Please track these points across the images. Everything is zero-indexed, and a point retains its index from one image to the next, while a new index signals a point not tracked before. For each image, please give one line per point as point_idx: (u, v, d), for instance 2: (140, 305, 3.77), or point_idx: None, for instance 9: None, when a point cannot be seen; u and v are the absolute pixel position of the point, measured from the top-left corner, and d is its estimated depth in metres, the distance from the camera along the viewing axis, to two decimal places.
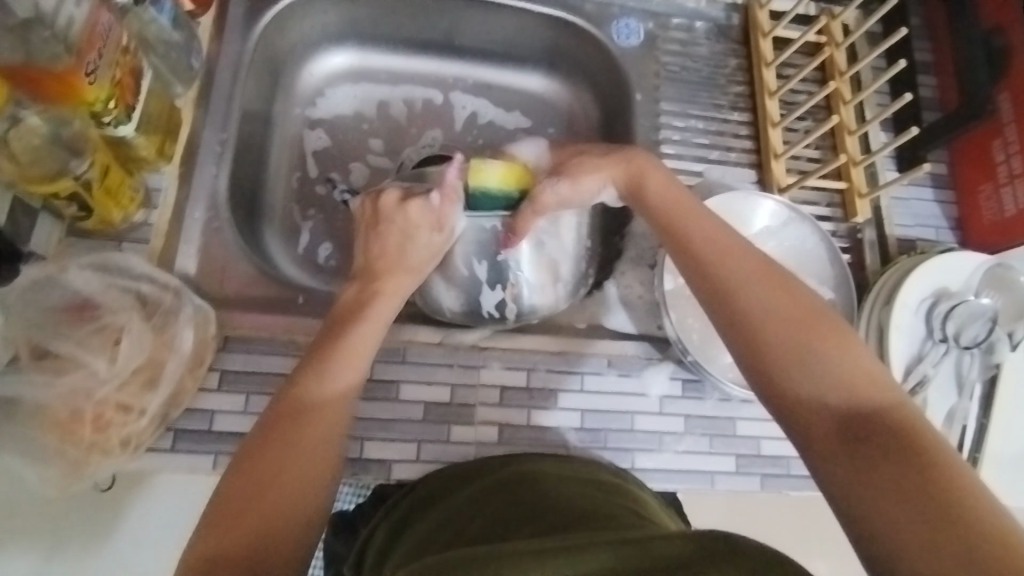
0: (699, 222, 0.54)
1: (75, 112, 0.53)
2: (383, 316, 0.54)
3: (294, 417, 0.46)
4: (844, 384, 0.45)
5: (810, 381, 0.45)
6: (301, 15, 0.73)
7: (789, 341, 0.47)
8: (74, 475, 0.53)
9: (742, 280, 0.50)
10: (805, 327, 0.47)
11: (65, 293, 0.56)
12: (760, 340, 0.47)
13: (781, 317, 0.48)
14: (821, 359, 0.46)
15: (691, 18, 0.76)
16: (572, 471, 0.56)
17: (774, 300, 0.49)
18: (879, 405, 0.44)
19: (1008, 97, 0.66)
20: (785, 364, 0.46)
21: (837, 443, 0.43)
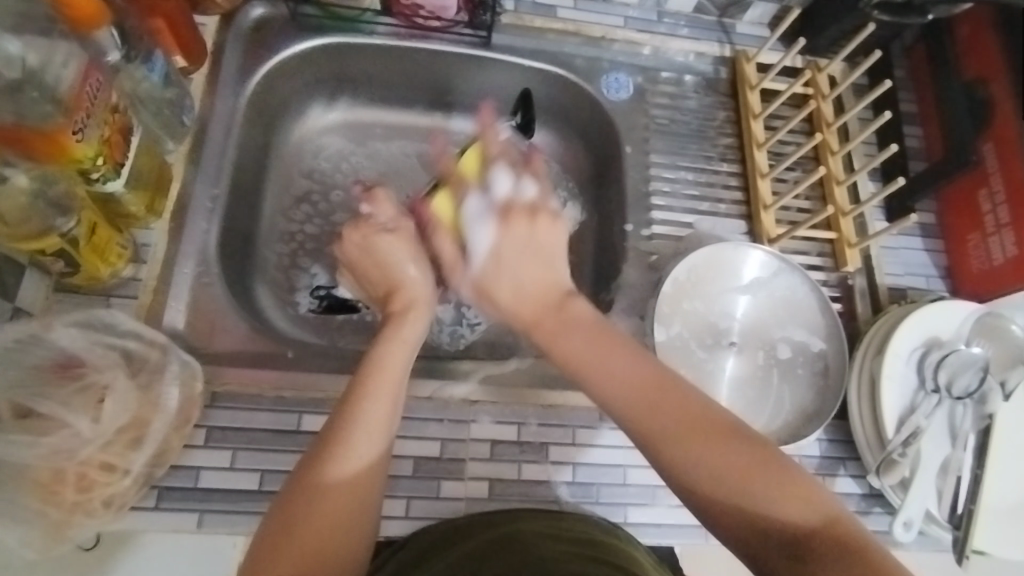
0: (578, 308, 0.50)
1: (63, 170, 0.53)
2: (411, 340, 0.53)
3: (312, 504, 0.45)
4: (727, 467, 0.44)
5: (708, 476, 0.44)
6: (295, 70, 0.74)
7: (682, 445, 0.45)
8: (56, 536, 0.52)
9: (627, 383, 0.47)
10: (703, 424, 0.45)
11: (50, 351, 0.55)
12: (669, 451, 0.45)
13: (655, 407, 0.46)
14: (704, 447, 0.45)
15: (679, 71, 0.77)
16: (565, 530, 0.55)
17: (624, 374, 0.47)
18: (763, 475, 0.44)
19: (993, 148, 0.67)
20: (682, 460, 0.45)
21: (761, 542, 0.43)
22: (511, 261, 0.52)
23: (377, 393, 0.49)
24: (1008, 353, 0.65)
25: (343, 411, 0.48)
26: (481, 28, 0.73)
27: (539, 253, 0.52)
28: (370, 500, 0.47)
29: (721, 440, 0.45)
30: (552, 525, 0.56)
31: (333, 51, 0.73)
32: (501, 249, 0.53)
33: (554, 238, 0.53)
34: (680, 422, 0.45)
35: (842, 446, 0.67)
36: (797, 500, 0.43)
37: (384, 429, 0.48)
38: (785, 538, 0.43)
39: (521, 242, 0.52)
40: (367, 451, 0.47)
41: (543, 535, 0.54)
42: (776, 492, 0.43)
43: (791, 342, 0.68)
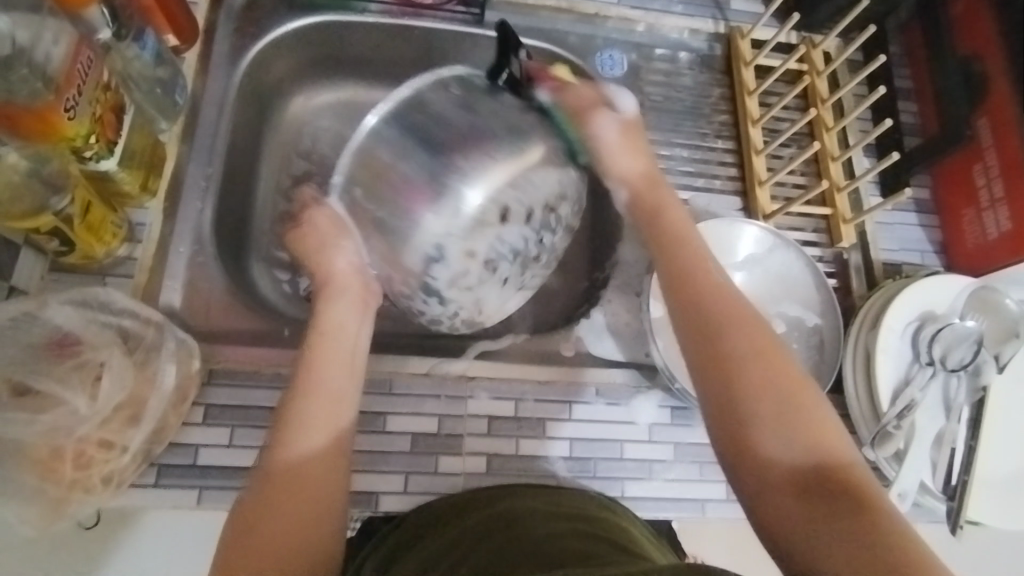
0: (674, 227, 0.56)
1: (56, 149, 0.53)
2: (349, 326, 0.54)
3: (279, 483, 0.45)
4: (774, 395, 0.46)
5: (757, 394, 0.46)
6: (287, 49, 0.73)
7: (743, 364, 0.47)
8: (56, 512, 0.53)
9: (704, 291, 0.51)
10: (762, 345, 0.48)
11: (46, 329, 0.55)
12: (719, 351, 0.48)
13: (719, 313, 0.50)
14: (748, 368, 0.47)
15: (674, 48, 0.77)
16: (561, 507, 0.55)
17: (700, 297, 0.51)
18: (800, 416, 0.46)
19: (986, 122, 0.67)
20: (729, 376, 0.47)
21: (779, 455, 0.45)
22: (625, 151, 0.61)
23: (310, 390, 0.50)
24: (1003, 328, 0.65)
25: (285, 402, 0.49)
26: (475, 12, 0.74)
27: (634, 146, 0.62)
28: (338, 471, 0.47)
29: (769, 364, 0.47)
30: (548, 501, 0.56)
31: (326, 30, 0.73)
32: (609, 139, 0.62)
33: (634, 128, 0.63)
34: (739, 337, 0.48)
35: (838, 419, 0.67)
36: (825, 445, 0.45)
37: (338, 401, 0.50)
38: (800, 473, 0.44)
39: (633, 137, 0.62)
40: (313, 432, 0.48)
41: (538, 511, 0.55)
42: (807, 413, 0.46)
43: (787, 318, 0.68)
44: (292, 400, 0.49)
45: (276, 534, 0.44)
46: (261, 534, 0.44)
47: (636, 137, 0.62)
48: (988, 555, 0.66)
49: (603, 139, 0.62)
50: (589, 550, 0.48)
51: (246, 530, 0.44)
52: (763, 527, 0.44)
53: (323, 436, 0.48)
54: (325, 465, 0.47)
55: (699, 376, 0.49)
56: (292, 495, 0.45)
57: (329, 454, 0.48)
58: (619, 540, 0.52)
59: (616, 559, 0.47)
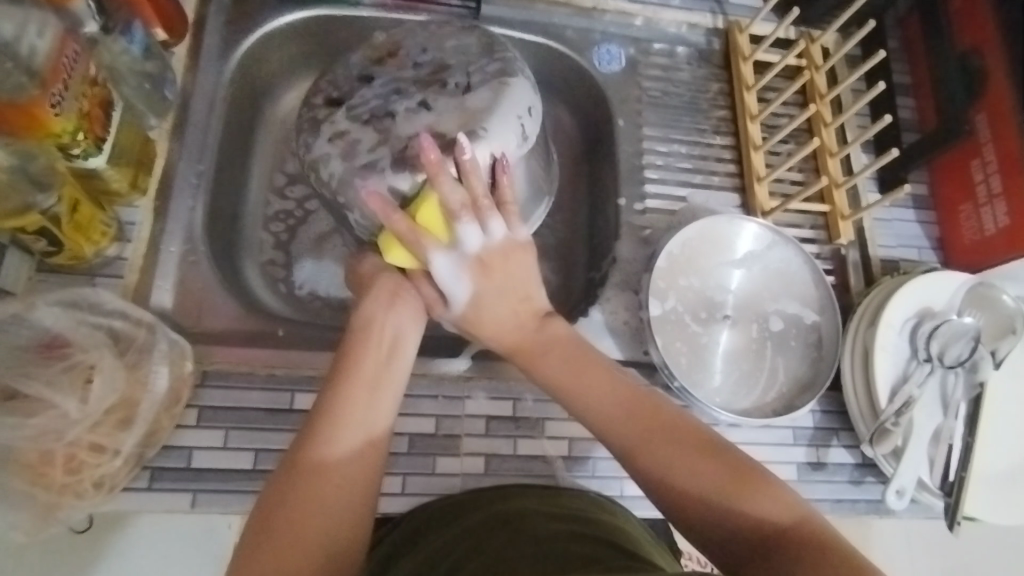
0: (565, 361, 0.54)
1: (41, 145, 0.51)
2: (402, 349, 0.53)
3: (307, 486, 0.45)
4: (702, 480, 0.48)
5: (688, 482, 0.48)
6: (279, 43, 0.72)
7: (660, 459, 0.49)
8: (47, 517, 0.52)
9: (614, 429, 0.51)
10: (681, 448, 0.49)
11: (35, 331, 0.54)
12: (659, 486, 0.49)
13: (622, 417, 0.51)
14: (671, 461, 0.48)
15: (672, 43, 0.76)
16: (561, 508, 0.55)
17: (603, 403, 0.52)
18: (732, 487, 0.47)
19: (985, 117, 0.67)
20: (657, 477, 0.49)
21: (739, 548, 0.46)
22: (492, 299, 0.55)
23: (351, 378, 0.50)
24: (1000, 323, 0.66)
25: (324, 399, 0.49)
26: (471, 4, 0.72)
27: (516, 291, 0.55)
28: (372, 481, 0.47)
29: (699, 460, 0.48)
30: (547, 503, 0.56)
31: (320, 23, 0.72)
32: (478, 292, 0.55)
33: (520, 250, 0.55)
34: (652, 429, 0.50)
35: (837, 417, 0.67)
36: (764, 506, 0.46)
37: (379, 416, 0.49)
38: (755, 539, 0.46)
39: (499, 272, 0.55)
40: (350, 439, 0.47)
41: (539, 511, 0.54)
42: (753, 499, 0.46)
43: (784, 315, 0.68)
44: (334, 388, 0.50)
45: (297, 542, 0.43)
46: (278, 537, 0.43)
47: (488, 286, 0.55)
48: (985, 552, 0.66)
49: (458, 300, 0.56)
50: (592, 554, 0.48)
51: (259, 539, 0.43)
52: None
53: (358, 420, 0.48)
54: (364, 476, 0.47)
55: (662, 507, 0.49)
56: (305, 510, 0.44)
57: (356, 463, 0.47)
58: (622, 543, 0.51)
59: (619, 563, 0.46)
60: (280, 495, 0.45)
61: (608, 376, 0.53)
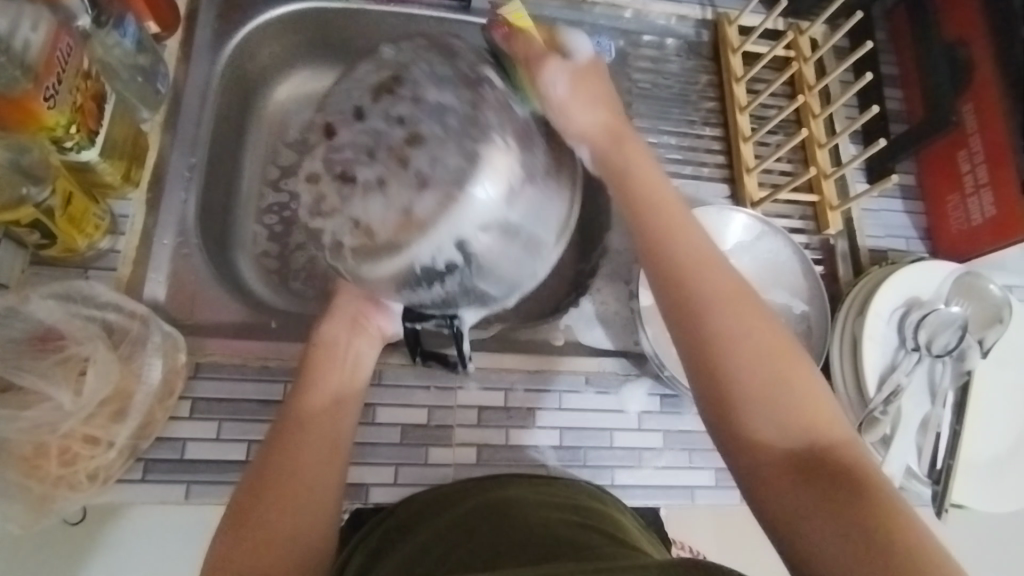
0: (685, 256, 0.51)
1: (35, 138, 0.52)
2: (364, 354, 0.58)
3: (285, 436, 0.51)
4: (784, 396, 0.46)
5: (760, 388, 0.47)
6: (270, 36, 0.72)
7: (751, 354, 0.47)
8: (41, 509, 0.52)
9: (706, 307, 0.49)
10: (770, 350, 0.48)
11: (28, 324, 0.54)
12: (721, 370, 0.47)
13: (729, 306, 0.49)
14: (756, 364, 0.47)
15: (661, 35, 0.76)
16: (551, 496, 0.56)
17: (716, 288, 0.50)
18: (810, 419, 0.46)
19: (971, 109, 0.67)
20: (731, 377, 0.47)
21: (779, 467, 0.45)
22: (620, 152, 0.57)
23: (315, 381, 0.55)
24: (987, 312, 0.66)
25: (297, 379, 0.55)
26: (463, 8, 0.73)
27: (603, 110, 0.58)
28: (342, 424, 0.53)
29: (782, 371, 0.47)
30: (539, 492, 0.56)
31: (311, 16, 0.72)
32: (574, 92, 0.58)
33: (598, 80, 0.60)
34: (765, 350, 0.48)
35: None
36: (837, 448, 0.45)
37: (342, 380, 0.56)
38: (810, 465, 0.45)
39: (592, 86, 0.59)
40: (317, 394, 0.54)
41: (530, 500, 0.55)
42: (812, 424, 0.46)
43: (774, 305, 0.68)
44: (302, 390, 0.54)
45: (281, 486, 0.48)
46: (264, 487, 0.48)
47: (614, 137, 0.57)
48: (973, 538, 0.67)
49: (555, 98, 0.58)
50: (581, 541, 0.48)
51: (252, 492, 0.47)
52: (772, 527, 0.45)
53: (318, 399, 0.53)
54: (332, 420, 0.52)
55: (700, 385, 0.48)
56: (288, 492, 0.48)
57: (327, 411, 0.53)
58: (611, 530, 0.52)
59: (606, 549, 0.47)
60: (268, 456, 0.49)
61: (724, 275, 0.50)
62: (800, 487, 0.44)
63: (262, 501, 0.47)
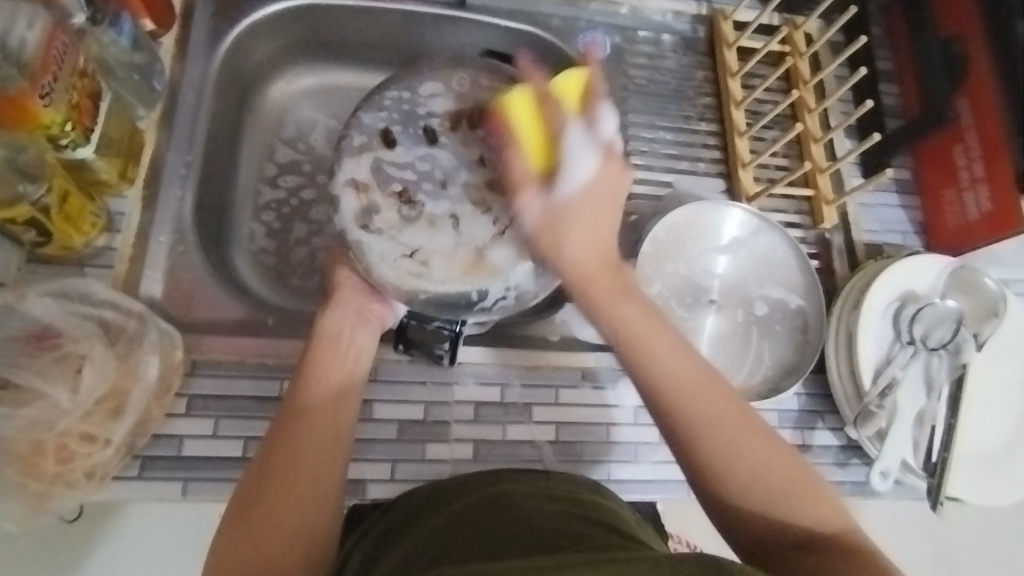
0: (637, 323, 0.49)
1: (31, 136, 0.52)
2: (361, 347, 0.58)
3: (284, 438, 0.50)
4: (760, 467, 0.47)
5: (744, 467, 0.47)
6: (266, 33, 0.72)
7: (722, 435, 0.47)
8: (38, 507, 0.52)
9: (684, 400, 0.48)
10: (749, 440, 0.48)
11: (24, 322, 0.54)
12: (701, 450, 0.47)
13: (694, 394, 0.48)
14: (733, 442, 0.47)
15: (657, 30, 0.76)
16: (551, 488, 0.55)
17: (682, 373, 0.49)
18: (785, 484, 0.47)
19: (967, 103, 0.67)
20: (715, 462, 0.47)
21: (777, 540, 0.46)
22: (576, 219, 0.50)
23: (321, 364, 0.55)
24: (982, 306, 0.67)
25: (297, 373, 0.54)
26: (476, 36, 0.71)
27: (605, 197, 0.51)
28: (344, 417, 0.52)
29: (768, 459, 0.47)
30: (538, 485, 0.56)
31: (307, 13, 0.72)
32: (573, 198, 0.50)
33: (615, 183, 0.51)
34: (722, 416, 0.48)
35: (822, 400, 0.68)
36: (814, 508, 0.46)
37: (343, 374, 0.55)
38: (800, 538, 0.45)
39: (599, 201, 0.50)
40: (319, 387, 0.53)
41: (530, 493, 0.55)
42: (803, 506, 0.46)
43: (769, 300, 0.69)
44: (306, 372, 0.54)
45: (279, 495, 0.47)
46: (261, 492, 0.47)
47: (557, 224, 0.50)
48: (969, 532, 0.67)
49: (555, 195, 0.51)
50: (581, 534, 0.49)
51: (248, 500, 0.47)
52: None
53: (327, 399, 0.52)
54: (333, 413, 0.52)
55: (687, 464, 0.48)
56: (282, 505, 0.47)
57: (330, 401, 0.52)
58: (611, 522, 0.52)
59: (606, 541, 0.47)
60: (269, 459, 0.49)
61: (675, 356, 0.49)
62: (795, 556, 0.45)
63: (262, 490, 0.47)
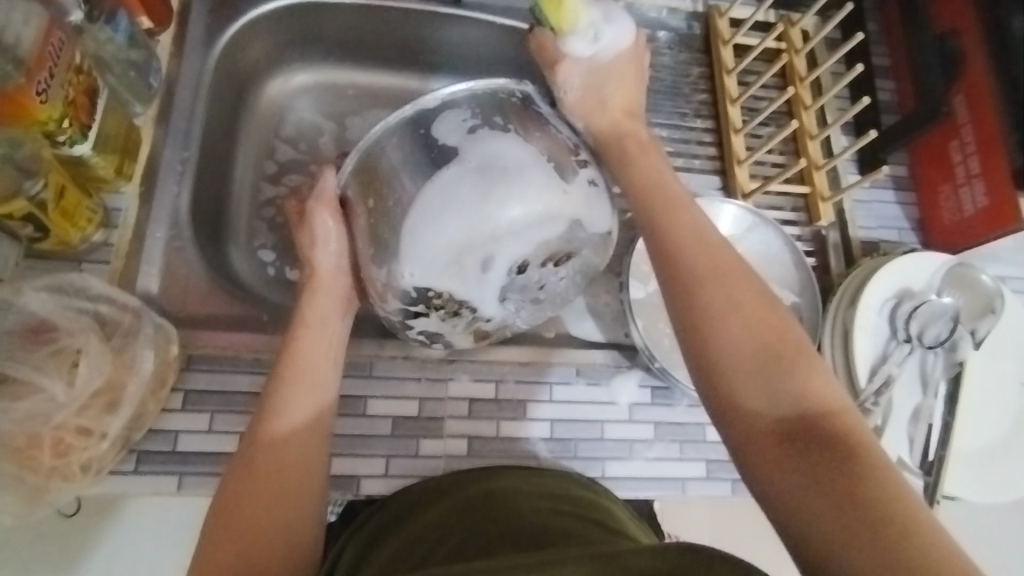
0: (660, 194, 0.54)
1: (28, 132, 0.52)
2: (333, 336, 0.56)
3: (246, 485, 0.46)
4: (764, 347, 0.45)
5: (747, 347, 0.45)
6: (261, 31, 0.72)
7: (728, 310, 0.47)
8: (34, 501, 0.52)
9: (689, 257, 0.49)
10: (749, 300, 0.47)
11: (21, 316, 0.54)
12: (708, 323, 0.47)
13: (707, 267, 0.49)
14: (737, 324, 0.46)
15: (653, 27, 0.77)
16: (546, 487, 0.56)
17: (691, 252, 0.50)
18: (790, 364, 0.45)
19: (962, 99, 0.67)
20: (715, 326, 0.46)
21: (769, 431, 0.43)
22: (610, 80, 0.62)
23: (298, 372, 0.52)
24: (979, 303, 0.66)
25: (268, 394, 0.51)
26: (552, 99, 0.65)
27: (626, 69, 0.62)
28: (314, 470, 0.49)
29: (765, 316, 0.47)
30: (535, 482, 0.56)
31: (302, 12, 0.72)
32: (606, 62, 0.62)
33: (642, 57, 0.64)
34: (738, 298, 0.47)
35: None
36: (817, 389, 0.44)
37: (318, 405, 0.51)
38: (788, 422, 0.43)
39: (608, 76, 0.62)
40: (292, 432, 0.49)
41: (527, 492, 0.55)
42: (794, 370, 0.45)
43: None
44: (281, 378, 0.51)
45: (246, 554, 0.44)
46: (226, 542, 0.44)
47: (599, 90, 0.62)
48: (966, 527, 0.67)
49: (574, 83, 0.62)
50: (573, 530, 0.49)
51: (218, 546, 0.44)
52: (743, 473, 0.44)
53: (306, 427, 0.50)
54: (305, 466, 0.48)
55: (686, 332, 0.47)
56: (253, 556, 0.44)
57: (304, 447, 0.49)
58: (603, 519, 0.53)
59: (598, 539, 0.48)
60: (233, 506, 0.46)
61: (694, 219, 0.52)
62: (785, 444, 0.42)
63: (249, 497, 0.46)
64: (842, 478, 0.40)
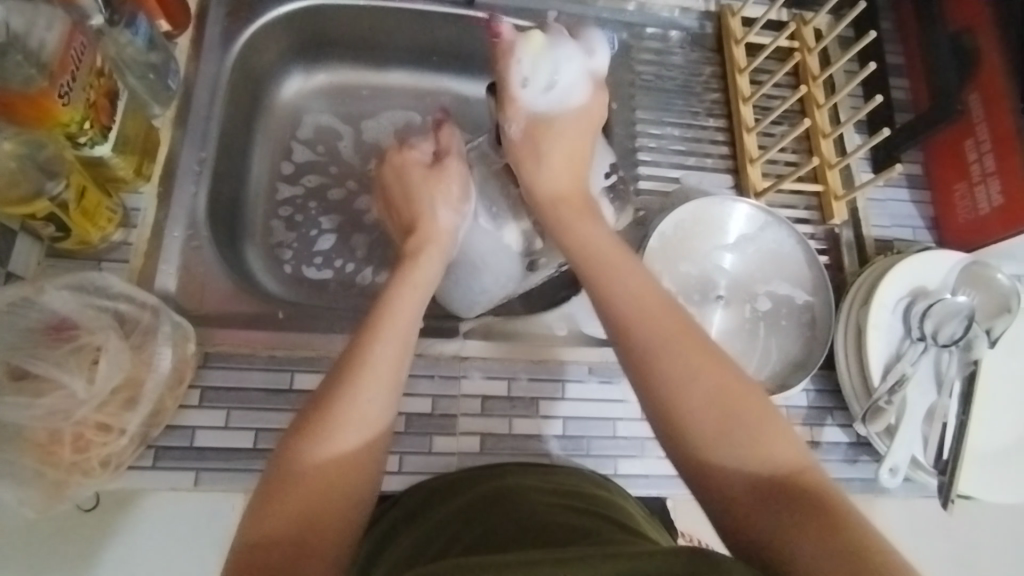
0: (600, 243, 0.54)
1: (50, 134, 0.53)
2: (426, 286, 0.54)
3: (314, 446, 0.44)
4: (721, 406, 0.46)
5: (701, 405, 0.46)
6: (277, 33, 0.74)
7: (678, 368, 0.47)
8: (54, 496, 0.53)
9: (636, 313, 0.50)
10: (697, 357, 0.47)
11: (43, 314, 0.56)
12: (658, 380, 0.47)
13: (655, 325, 0.49)
14: (690, 382, 0.47)
15: (666, 27, 0.77)
16: (556, 484, 0.56)
17: (642, 310, 0.50)
18: (749, 419, 0.45)
19: (978, 97, 0.67)
20: (668, 386, 0.47)
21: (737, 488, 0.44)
22: (547, 144, 0.59)
23: (386, 330, 0.49)
24: (995, 302, 0.65)
25: (352, 351, 0.48)
26: None
27: (583, 132, 0.60)
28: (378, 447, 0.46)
29: (717, 374, 0.47)
30: (544, 480, 0.57)
31: (318, 14, 0.73)
32: (550, 120, 0.59)
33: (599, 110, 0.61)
34: (684, 348, 0.48)
35: (830, 396, 0.67)
36: (778, 446, 0.45)
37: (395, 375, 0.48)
38: (755, 481, 0.43)
39: (546, 144, 0.59)
40: (372, 402, 0.46)
41: (536, 488, 0.55)
42: (758, 435, 0.45)
43: (774, 295, 0.69)
44: (370, 338, 0.48)
45: (296, 529, 0.42)
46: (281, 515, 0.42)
47: (538, 142, 0.59)
48: (980, 528, 0.66)
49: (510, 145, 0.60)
50: (585, 526, 0.49)
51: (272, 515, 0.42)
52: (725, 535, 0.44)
53: (380, 404, 0.47)
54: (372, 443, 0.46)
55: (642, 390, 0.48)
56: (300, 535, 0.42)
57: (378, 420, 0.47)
58: (614, 515, 0.53)
59: (609, 534, 0.48)
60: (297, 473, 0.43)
61: (639, 276, 0.52)
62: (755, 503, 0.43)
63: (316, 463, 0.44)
64: (815, 524, 0.40)
